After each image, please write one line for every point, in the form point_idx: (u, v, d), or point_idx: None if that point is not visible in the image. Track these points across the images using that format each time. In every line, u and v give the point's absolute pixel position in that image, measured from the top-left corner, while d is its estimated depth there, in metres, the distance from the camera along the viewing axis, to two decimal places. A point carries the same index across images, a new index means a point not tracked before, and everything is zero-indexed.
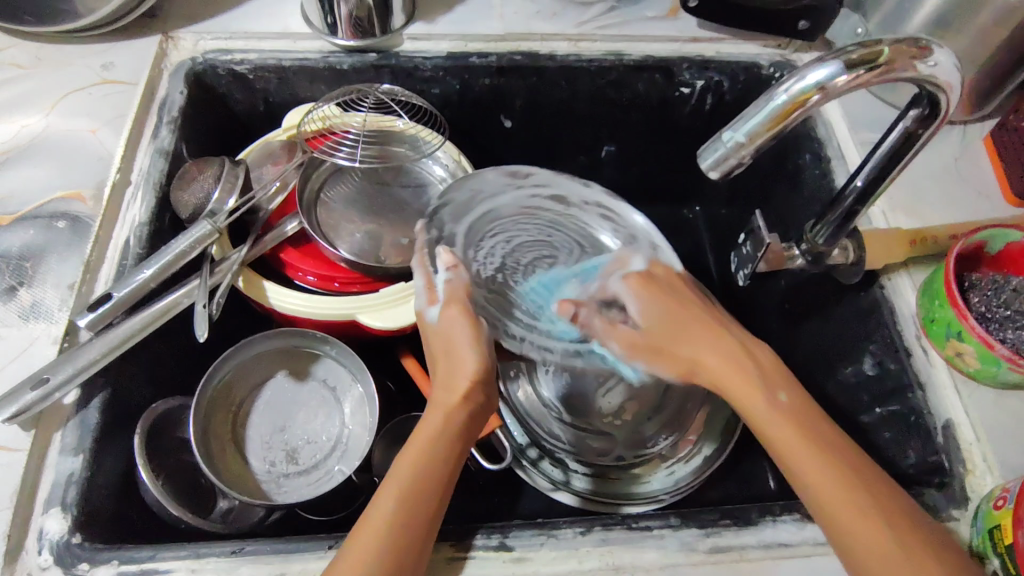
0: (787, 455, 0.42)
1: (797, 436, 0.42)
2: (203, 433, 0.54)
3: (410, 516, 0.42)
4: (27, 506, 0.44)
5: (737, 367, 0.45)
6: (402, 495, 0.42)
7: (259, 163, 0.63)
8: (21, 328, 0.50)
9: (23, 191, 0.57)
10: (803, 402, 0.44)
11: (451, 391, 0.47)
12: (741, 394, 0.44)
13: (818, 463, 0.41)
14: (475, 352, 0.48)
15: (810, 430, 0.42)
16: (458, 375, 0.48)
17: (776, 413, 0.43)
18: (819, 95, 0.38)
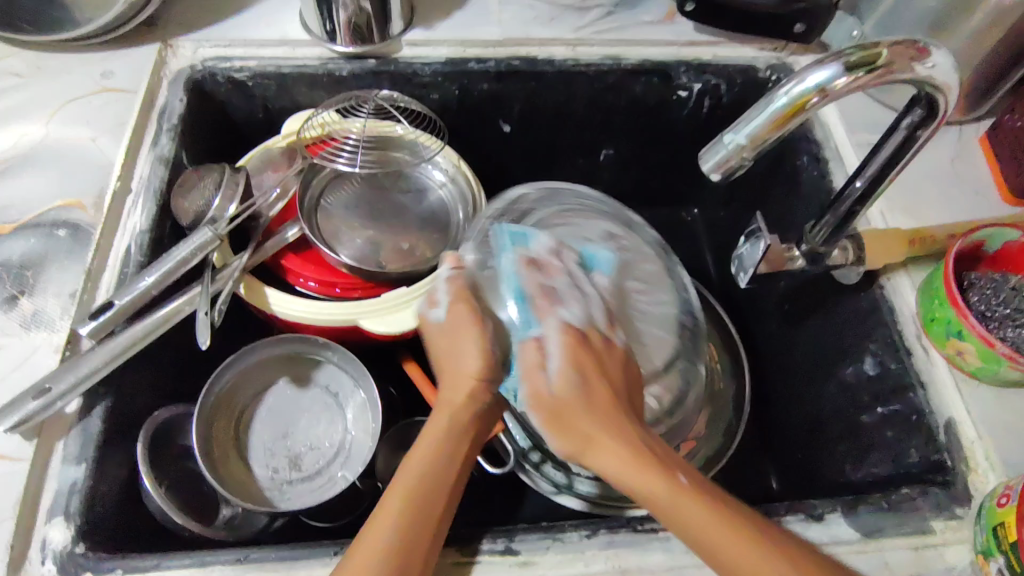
0: (717, 550, 0.39)
1: (723, 526, 0.39)
2: (206, 440, 0.54)
3: (419, 514, 0.42)
4: (29, 516, 0.44)
5: (621, 442, 0.41)
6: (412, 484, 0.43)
7: (259, 170, 0.62)
8: (23, 337, 0.50)
9: (23, 200, 0.56)
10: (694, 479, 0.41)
11: (459, 387, 0.48)
12: (642, 477, 0.40)
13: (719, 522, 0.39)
14: (480, 351, 0.48)
15: (726, 513, 0.39)
16: (460, 380, 0.48)
17: (668, 490, 0.40)
18: (818, 98, 0.39)
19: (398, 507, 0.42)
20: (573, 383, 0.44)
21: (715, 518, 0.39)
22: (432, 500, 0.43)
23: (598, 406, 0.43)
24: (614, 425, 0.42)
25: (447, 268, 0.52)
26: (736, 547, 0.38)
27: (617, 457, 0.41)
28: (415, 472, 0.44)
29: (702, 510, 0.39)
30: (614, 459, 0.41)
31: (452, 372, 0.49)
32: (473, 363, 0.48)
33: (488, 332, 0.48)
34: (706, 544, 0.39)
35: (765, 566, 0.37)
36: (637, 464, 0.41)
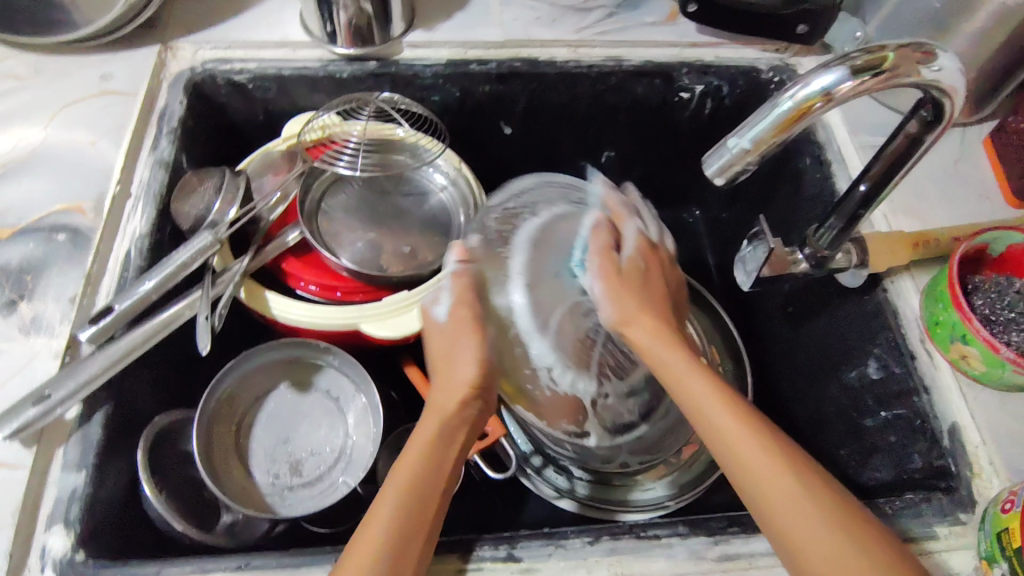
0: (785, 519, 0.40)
1: (801, 493, 0.40)
2: (206, 445, 0.54)
3: (406, 531, 0.41)
4: (29, 523, 0.44)
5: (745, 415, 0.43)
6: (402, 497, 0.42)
7: (259, 172, 0.62)
8: (23, 343, 0.50)
9: (22, 204, 0.56)
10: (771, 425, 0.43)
11: (450, 397, 0.47)
12: (735, 427, 0.42)
13: (792, 476, 0.40)
14: (476, 361, 0.47)
15: (799, 466, 0.41)
16: (452, 389, 0.47)
17: (761, 446, 0.42)
18: (823, 102, 0.38)
19: (386, 525, 0.41)
20: (630, 308, 0.46)
21: (784, 478, 0.40)
22: (422, 514, 0.43)
23: (640, 307, 0.46)
24: (671, 342, 0.46)
25: (452, 262, 0.49)
26: (810, 526, 0.39)
27: (690, 373, 0.45)
28: (400, 487, 0.43)
29: (792, 479, 0.40)
30: (716, 416, 0.43)
31: (446, 382, 0.48)
32: (468, 371, 0.47)
33: (485, 343, 0.48)
34: (769, 494, 0.40)
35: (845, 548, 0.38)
36: (729, 423, 0.43)
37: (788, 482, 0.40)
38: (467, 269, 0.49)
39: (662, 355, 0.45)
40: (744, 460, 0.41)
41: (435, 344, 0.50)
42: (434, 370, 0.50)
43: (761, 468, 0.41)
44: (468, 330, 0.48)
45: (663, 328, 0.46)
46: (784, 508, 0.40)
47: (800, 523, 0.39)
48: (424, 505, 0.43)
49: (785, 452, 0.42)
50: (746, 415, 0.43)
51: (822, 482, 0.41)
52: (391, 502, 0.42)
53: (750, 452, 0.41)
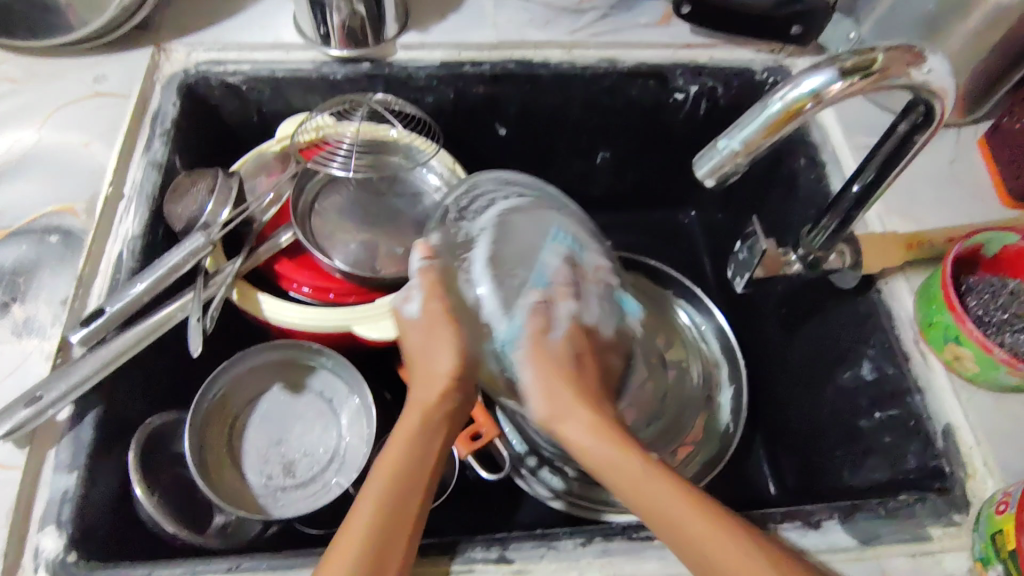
0: (676, 527, 0.41)
1: (667, 488, 0.42)
2: (199, 447, 0.54)
3: (392, 517, 0.42)
4: (21, 525, 0.44)
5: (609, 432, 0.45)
6: (390, 481, 0.43)
7: (253, 175, 0.62)
8: (14, 344, 0.50)
9: (15, 205, 0.56)
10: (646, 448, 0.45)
11: (431, 387, 0.49)
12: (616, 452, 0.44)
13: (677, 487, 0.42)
14: (453, 355, 0.49)
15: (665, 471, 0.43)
16: (433, 383, 0.49)
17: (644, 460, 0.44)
18: (813, 103, 0.38)
19: (371, 509, 0.42)
20: (569, 350, 0.49)
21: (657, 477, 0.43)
22: (408, 496, 0.43)
23: (574, 402, 0.46)
24: (552, 373, 0.48)
25: (418, 259, 0.51)
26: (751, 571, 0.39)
27: (587, 421, 0.46)
28: (386, 471, 0.44)
29: (704, 519, 0.41)
30: (593, 441, 0.45)
31: (426, 373, 0.49)
32: (444, 359, 0.49)
33: (465, 337, 0.50)
34: (648, 503, 0.42)
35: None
36: (628, 464, 0.44)
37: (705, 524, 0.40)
38: (432, 263, 0.51)
39: (572, 433, 0.46)
40: (668, 518, 0.41)
41: (411, 343, 0.51)
42: (411, 365, 0.51)
43: (683, 519, 0.41)
44: (433, 321, 0.50)
45: (597, 419, 0.46)
46: (669, 514, 0.41)
47: (703, 545, 0.40)
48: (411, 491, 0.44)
49: (678, 492, 0.42)
50: (605, 458, 0.44)
51: (703, 504, 0.41)
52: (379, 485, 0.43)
53: (672, 509, 0.41)
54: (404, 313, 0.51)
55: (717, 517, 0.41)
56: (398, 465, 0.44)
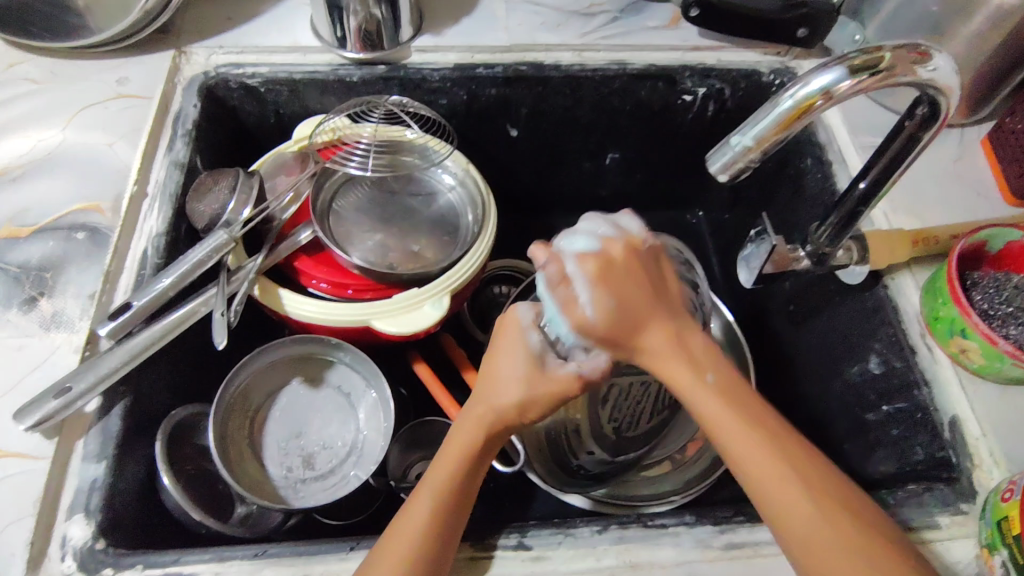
0: (813, 557, 0.38)
1: (801, 512, 0.38)
2: (221, 438, 0.55)
3: (428, 548, 0.42)
4: (50, 513, 0.45)
5: (749, 425, 0.40)
6: (437, 505, 0.44)
7: (272, 174, 0.64)
8: (42, 338, 0.51)
9: (40, 203, 0.57)
10: (758, 430, 0.40)
11: (494, 416, 0.46)
12: (773, 471, 0.39)
13: (814, 499, 0.38)
14: (519, 389, 0.46)
15: (830, 497, 0.38)
16: (498, 410, 0.46)
17: (812, 504, 0.38)
18: (823, 100, 0.40)
19: (420, 525, 0.43)
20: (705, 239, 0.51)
21: (822, 507, 0.38)
22: (456, 519, 0.44)
23: (702, 281, 0.49)
24: (671, 338, 0.42)
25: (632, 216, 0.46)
26: (808, 529, 0.38)
27: (712, 396, 0.41)
28: (435, 490, 0.44)
29: (795, 492, 0.38)
30: (744, 453, 0.39)
31: (493, 394, 0.47)
32: (512, 393, 0.46)
33: (553, 387, 0.46)
34: (785, 524, 0.38)
35: (797, 505, 0.38)
36: (666, 347, 0.42)
37: (766, 448, 0.39)
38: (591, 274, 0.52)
39: (673, 373, 0.41)
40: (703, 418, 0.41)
41: (506, 363, 0.47)
42: (483, 377, 0.48)
43: (773, 490, 0.39)
44: (528, 353, 0.46)
45: (680, 326, 0.43)
46: (829, 558, 0.37)
47: None
48: (452, 516, 0.44)
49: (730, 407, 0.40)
50: (704, 351, 0.42)
51: (775, 438, 0.40)
52: (429, 502, 0.44)
53: (726, 413, 0.40)
54: (520, 325, 0.48)
55: (789, 447, 0.40)
56: (450, 480, 0.45)
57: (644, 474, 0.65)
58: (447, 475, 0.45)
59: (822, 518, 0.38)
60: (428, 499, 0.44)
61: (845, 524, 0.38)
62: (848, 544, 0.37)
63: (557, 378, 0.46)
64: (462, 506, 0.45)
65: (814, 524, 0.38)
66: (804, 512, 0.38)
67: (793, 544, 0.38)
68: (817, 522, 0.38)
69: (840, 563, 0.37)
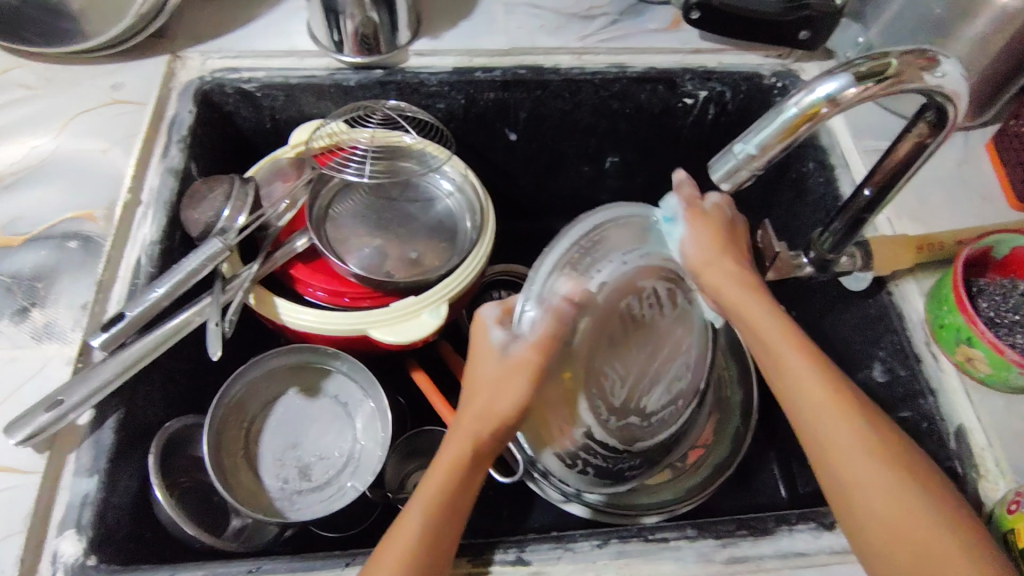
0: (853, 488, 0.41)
1: (864, 454, 0.41)
2: (215, 449, 0.54)
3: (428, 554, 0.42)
4: (41, 529, 0.44)
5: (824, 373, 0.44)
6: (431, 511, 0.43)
7: (268, 180, 0.61)
8: (34, 349, 0.51)
9: (33, 212, 0.57)
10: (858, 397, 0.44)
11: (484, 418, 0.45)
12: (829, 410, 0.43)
13: (870, 437, 0.42)
14: (509, 389, 0.44)
15: (889, 452, 0.41)
16: (488, 411, 0.44)
17: (867, 443, 0.41)
18: (829, 107, 0.38)
19: (416, 533, 0.42)
20: (725, 217, 0.51)
21: (866, 447, 0.41)
22: (453, 523, 0.44)
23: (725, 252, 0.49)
24: (744, 280, 0.48)
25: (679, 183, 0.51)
26: (869, 470, 0.41)
27: (783, 332, 0.45)
28: (429, 498, 0.44)
29: (854, 434, 0.42)
30: (820, 404, 0.43)
31: (481, 398, 0.45)
32: (501, 394, 0.44)
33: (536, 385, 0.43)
34: (842, 465, 0.41)
35: (874, 464, 0.41)
36: (759, 309, 0.47)
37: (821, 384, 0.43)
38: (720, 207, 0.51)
39: (753, 315, 0.47)
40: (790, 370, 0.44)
41: (485, 362, 0.45)
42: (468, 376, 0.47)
43: (836, 435, 0.42)
44: (499, 350, 0.44)
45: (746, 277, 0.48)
46: (873, 500, 0.40)
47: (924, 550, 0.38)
48: (450, 521, 0.43)
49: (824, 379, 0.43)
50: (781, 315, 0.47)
51: (827, 373, 0.44)
52: (421, 517, 0.43)
53: (788, 354, 0.45)
54: (486, 323, 0.45)
55: (847, 400, 0.43)
56: (443, 486, 0.44)
57: (651, 481, 0.65)
58: (438, 488, 0.44)
59: (879, 470, 0.41)
60: (420, 511, 0.43)
61: (912, 486, 0.40)
62: (904, 491, 0.40)
63: (520, 365, 0.43)
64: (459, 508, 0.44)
65: (873, 475, 0.40)
66: (856, 464, 0.41)
67: (851, 487, 0.41)
68: (884, 472, 0.40)
69: (890, 511, 0.40)
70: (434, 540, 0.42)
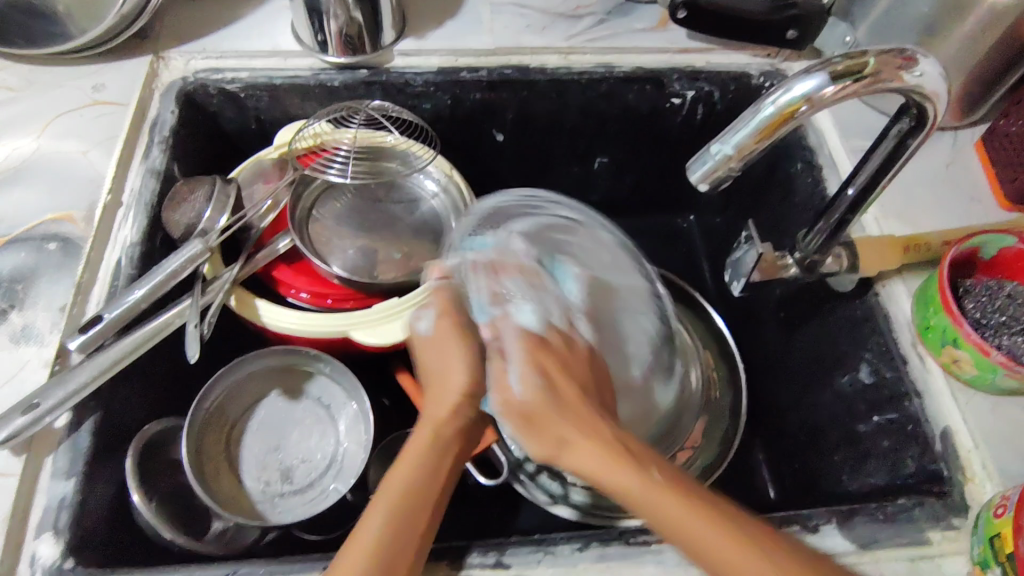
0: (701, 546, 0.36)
1: (672, 503, 0.37)
2: (196, 453, 0.54)
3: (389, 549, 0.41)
4: (17, 532, 0.44)
5: (572, 421, 0.41)
6: (396, 506, 0.42)
7: (250, 182, 0.62)
8: (12, 352, 0.50)
9: (14, 213, 0.56)
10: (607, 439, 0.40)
11: (441, 407, 0.48)
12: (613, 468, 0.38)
13: (655, 481, 0.38)
14: (464, 370, 0.48)
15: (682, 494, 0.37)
16: (447, 400, 0.48)
17: (630, 487, 0.37)
18: (806, 107, 0.38)
19: (380, 525, 0.41)
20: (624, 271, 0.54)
21: (667, 498, 0.37)
22: (418, 518, 0.43)
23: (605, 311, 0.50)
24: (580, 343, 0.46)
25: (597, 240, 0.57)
26: (705, 525, 0.36)
27: (570, 418, 0.41)
28: (393, 493, 0.43)
29: (644, 486, 0.37)
30: (604, 467, 0.39)
31: (436, 396, 0.49)
32: (456, 382, 0.48)
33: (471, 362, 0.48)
34: (691, 533, 0.36)
35: (701, 517, 0.36)
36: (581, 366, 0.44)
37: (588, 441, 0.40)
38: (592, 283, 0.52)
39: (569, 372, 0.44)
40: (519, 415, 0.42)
41: (427, 354, 0.50)
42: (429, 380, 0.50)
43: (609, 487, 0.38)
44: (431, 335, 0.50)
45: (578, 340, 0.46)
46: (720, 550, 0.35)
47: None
48: (418, 507, 0.43)
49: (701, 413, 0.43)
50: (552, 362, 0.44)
51: (577, 424, 0.41)
52: (381, 516, 0.42)
53: (545, 407, 0.41)
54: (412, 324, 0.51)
55: (618, 450, 0.39)
56: (408, 482, 0.44)
57: None
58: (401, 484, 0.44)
59: (709, 523, 0.36)
60: (383, 508, 0.42)
61: (701, 523, 0.36)
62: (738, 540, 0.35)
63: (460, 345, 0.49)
64: (424, 499, 0.44)
65: (668, 514, 0.37)
66: (667, 516, 0.37)
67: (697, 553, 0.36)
68: (707, 531, 0.36)
69: (735, 563, 0.35)
70: (395, 539, 0.41)
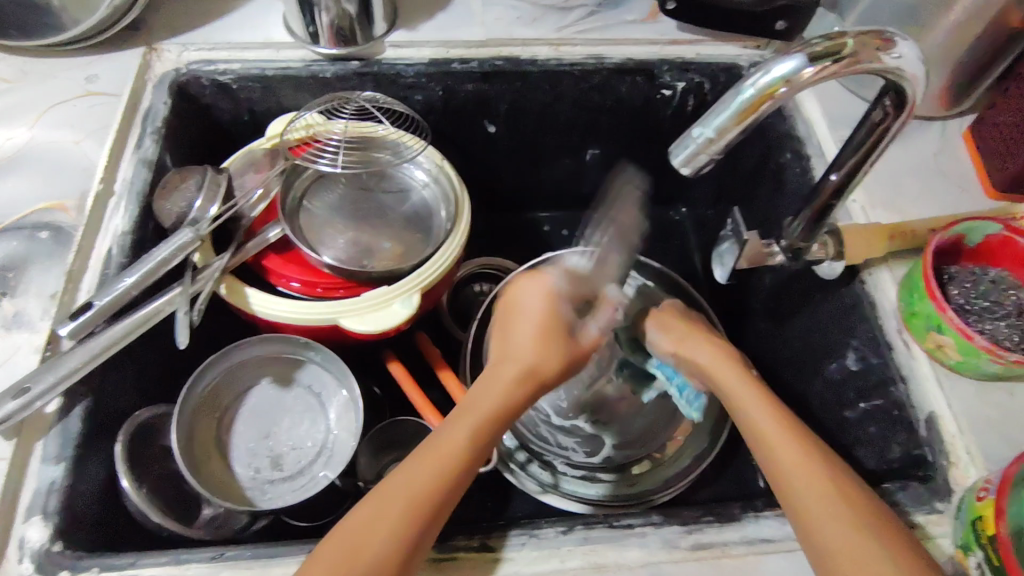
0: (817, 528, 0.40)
1: (836, 497, 0.41)
2: (186, 440, 0.55)
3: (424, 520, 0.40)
4: (8, 515, 0.44)
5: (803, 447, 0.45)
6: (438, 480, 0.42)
7: (241, 172, 0.63)
8: (4, 338, 0.51)
9: (7, 202, 0.57)
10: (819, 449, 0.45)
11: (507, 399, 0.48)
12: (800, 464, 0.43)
13: (830, 480, 0.42)
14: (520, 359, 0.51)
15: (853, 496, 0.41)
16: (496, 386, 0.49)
17: (822, 482, 0.42)
18: (785, 87, 0.38)
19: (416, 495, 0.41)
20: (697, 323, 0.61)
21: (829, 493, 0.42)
22: (451, 493, 0.42)
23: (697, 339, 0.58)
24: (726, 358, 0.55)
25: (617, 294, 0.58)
26: (814, 492, 0.42)
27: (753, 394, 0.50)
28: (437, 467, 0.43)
29: (813, 469, 0.43)
30: (798, 469, 0.43)
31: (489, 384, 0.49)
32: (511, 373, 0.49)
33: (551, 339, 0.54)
34: (804, 506, 0.42)
35: (829, 497, 0.41)
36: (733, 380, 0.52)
37: (798, 447, 0.44)
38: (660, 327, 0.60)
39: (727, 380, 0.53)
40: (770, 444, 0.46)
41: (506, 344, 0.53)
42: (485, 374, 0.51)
43: (798, 478, 0.43)
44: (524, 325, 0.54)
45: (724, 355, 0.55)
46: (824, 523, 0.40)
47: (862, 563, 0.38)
48: (454, 486, 0.42)
49: (777, 415, 0.47)
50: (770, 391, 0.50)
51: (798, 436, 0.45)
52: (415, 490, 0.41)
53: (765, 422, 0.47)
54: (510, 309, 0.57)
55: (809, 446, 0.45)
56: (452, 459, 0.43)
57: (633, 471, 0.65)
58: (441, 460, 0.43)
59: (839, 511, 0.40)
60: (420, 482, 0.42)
61: (865, 521, 0.40)
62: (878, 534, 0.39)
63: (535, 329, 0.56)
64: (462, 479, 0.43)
65: (828, 509, 0.41)
66: (813, 501, 0.41)
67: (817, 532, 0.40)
68: (849, 519, 0.40)
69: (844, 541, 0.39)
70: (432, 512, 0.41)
